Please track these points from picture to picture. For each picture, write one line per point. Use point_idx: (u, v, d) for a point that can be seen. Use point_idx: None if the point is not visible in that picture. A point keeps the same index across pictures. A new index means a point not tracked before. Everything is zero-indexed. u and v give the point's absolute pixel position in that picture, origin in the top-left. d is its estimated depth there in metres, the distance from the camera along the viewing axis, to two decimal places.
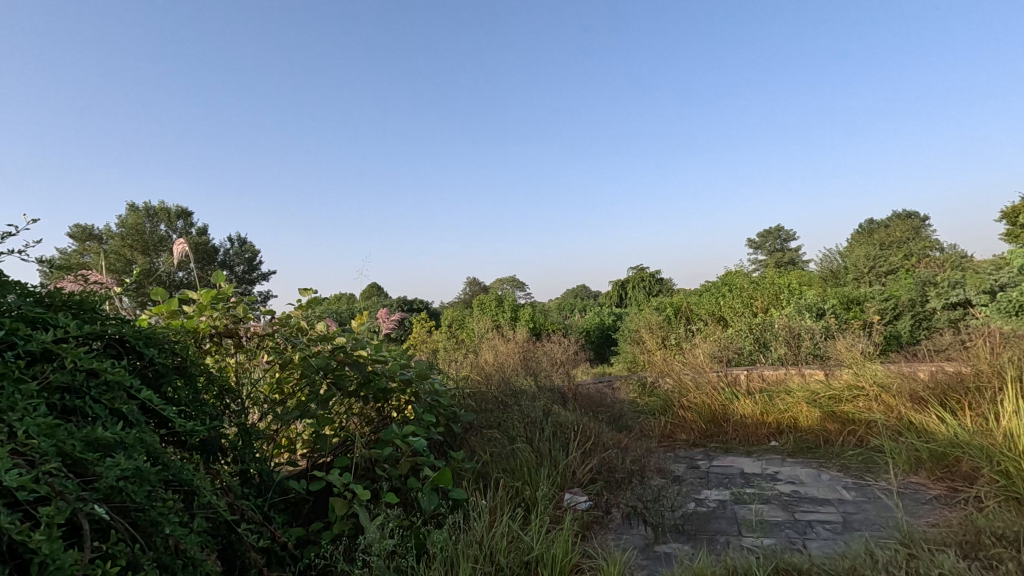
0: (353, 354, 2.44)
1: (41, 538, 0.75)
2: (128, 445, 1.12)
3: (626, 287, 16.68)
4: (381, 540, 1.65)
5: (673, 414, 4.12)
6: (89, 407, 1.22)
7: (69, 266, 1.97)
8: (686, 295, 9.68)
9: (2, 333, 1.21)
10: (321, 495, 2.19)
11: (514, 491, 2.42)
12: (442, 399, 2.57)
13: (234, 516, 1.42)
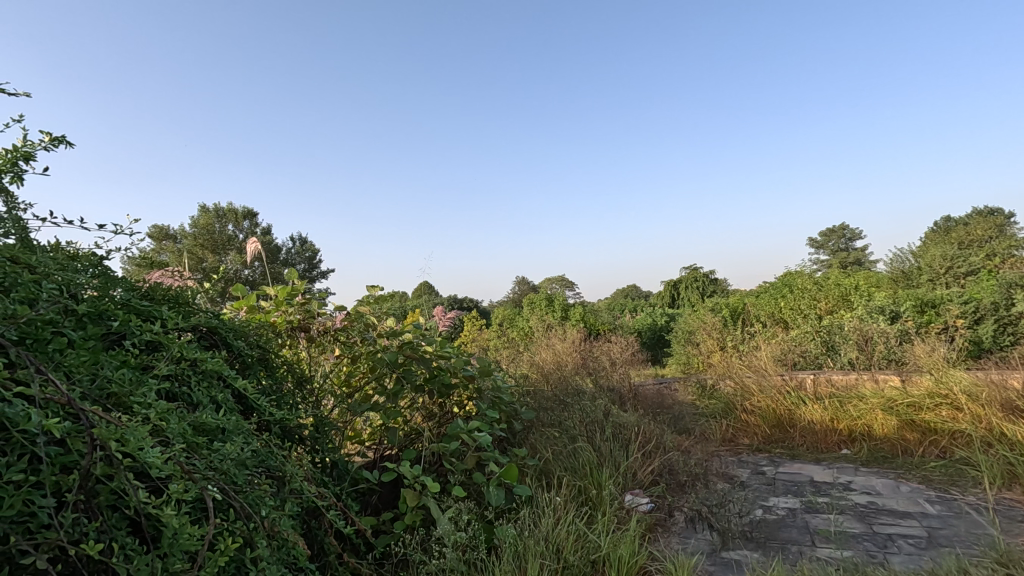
0: (420, 349, 2.51)
1: (173, 513, 0.81)
2: (231, 431, 1.20)
3: (678, 287, 16.33)
4: (454, 533, 1.69)
5: (734, 417, 3.99)
6: (196, 394, 1.31)
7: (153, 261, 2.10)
8: (744, 296, 9.37)
9: (118, 324, 1.31)
10: (389, 487, 2.25)
11: (577, 490, 2.41)
12: (505, 397, 2.60)
13: (320, 501, 1.48)
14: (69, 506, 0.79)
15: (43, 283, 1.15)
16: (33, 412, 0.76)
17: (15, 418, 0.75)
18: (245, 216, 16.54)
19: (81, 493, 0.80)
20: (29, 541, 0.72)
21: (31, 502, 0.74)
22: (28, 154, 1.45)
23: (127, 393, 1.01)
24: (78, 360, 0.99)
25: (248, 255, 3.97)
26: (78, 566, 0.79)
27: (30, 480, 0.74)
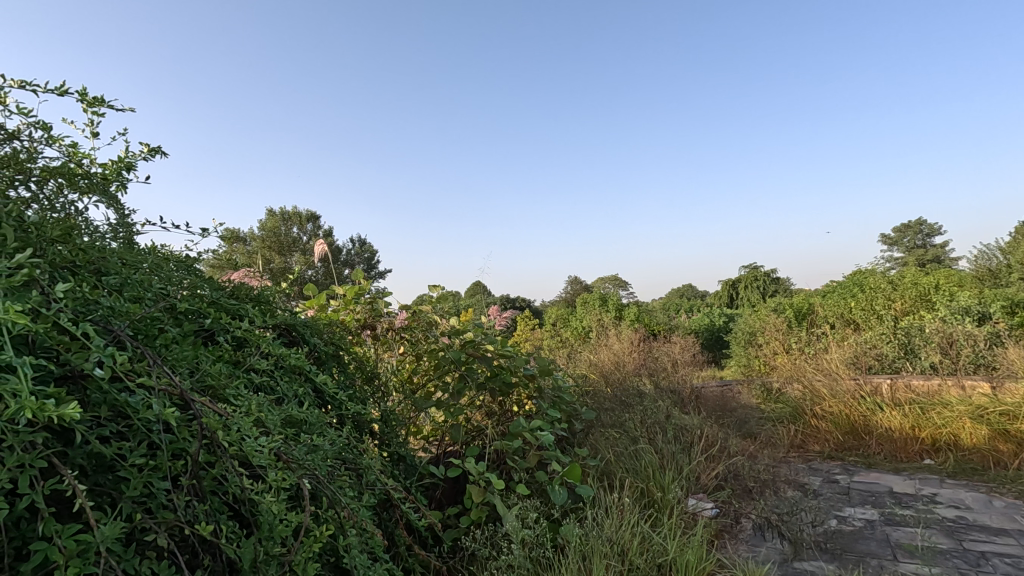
0: (481, 348, 2.56)
1: (273, 500, 0.87)
2: (315, 424, 1.25)
3: (737, 287, 15.79)
4: (520, 530, 1.70)
5: (804, 422, 3.82)
6: (280, 387, 1.38)
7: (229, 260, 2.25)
8: (809, 296, 8.95)
9: (211, 322, 1.40)
10: (455, 482, 2.29)
11: (640, 492, 2.38)
12: (565, 397, 2.61)
13: (393, 493, 1.52)
14: (182, 489, 0.84)
15: (149, 284, 1.24)
16: (153, 401, 0.82)
17: (137, 406, 0.80)
18: (309, 219, 17.27)
19: (192, 477, 0.85)
20: (150, 521, 0.77)
21: (152, 484, 0.80)
22: (130, 164, 1.58)
23: (224, 386, 1.07)
24: (181, 354, 1.05)
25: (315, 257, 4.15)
26: (189, 545, 0.86)
27: (151, 465, 0.80)
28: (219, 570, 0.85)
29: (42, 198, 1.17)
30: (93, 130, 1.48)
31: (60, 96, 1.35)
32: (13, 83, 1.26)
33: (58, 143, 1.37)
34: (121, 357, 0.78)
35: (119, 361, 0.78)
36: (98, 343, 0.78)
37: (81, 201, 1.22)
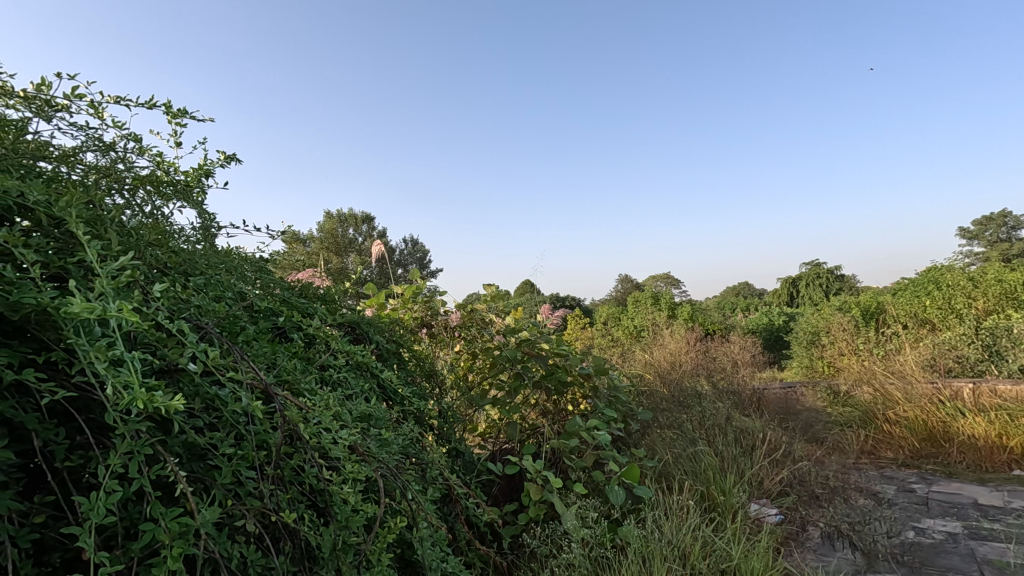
0: (537, 346, 2.56)
1: (349, 490, 0.91)
2: (383, 418, 1.30)
3: (798, 285, 15.12)
4: (580, 529, 1.69)
5: (875, 427, 3.62)
6: (349, 382, 1.43)
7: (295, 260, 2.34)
8: (878, 294, 8.46)
9: (284, 320, 1.46)
10: (511, 479, 2.30)
11: (701, 495, 2.32)
12: (621, 396, 2.57)
13: (456, 488, 1.55)
14: (266, 477, 0.89)
15: (229, 284, 1.31)
16: (240, 394, 0.87)
17: (226, 398, 0.85)
18: (364, 220, 17.80)
19: (275, 467, 0.90)
20: (239, 506, 0.82)
21: (240, 472, 0.85)
22: (209, 171, 1.67)
23: (301, 380, 1.12)
24: (261, 350, 1.10)
25: (372, 257, 4.27)
26: (272, 531, 0.90)
27: (239, 454, 0.84)
28: (299, 555, 0.89)
29: (136, 204, 1.26)
30: (177, 140, 1.58)
31: (149, 109, 1.44)
32: (109, 98, 1.36)
33: (147, 153, 1.47)
34: (213, 352, 0.83)
35: (210, 356, 0.83)
36: (192, 339, 0.83)
37: (170, 207, 1.30)
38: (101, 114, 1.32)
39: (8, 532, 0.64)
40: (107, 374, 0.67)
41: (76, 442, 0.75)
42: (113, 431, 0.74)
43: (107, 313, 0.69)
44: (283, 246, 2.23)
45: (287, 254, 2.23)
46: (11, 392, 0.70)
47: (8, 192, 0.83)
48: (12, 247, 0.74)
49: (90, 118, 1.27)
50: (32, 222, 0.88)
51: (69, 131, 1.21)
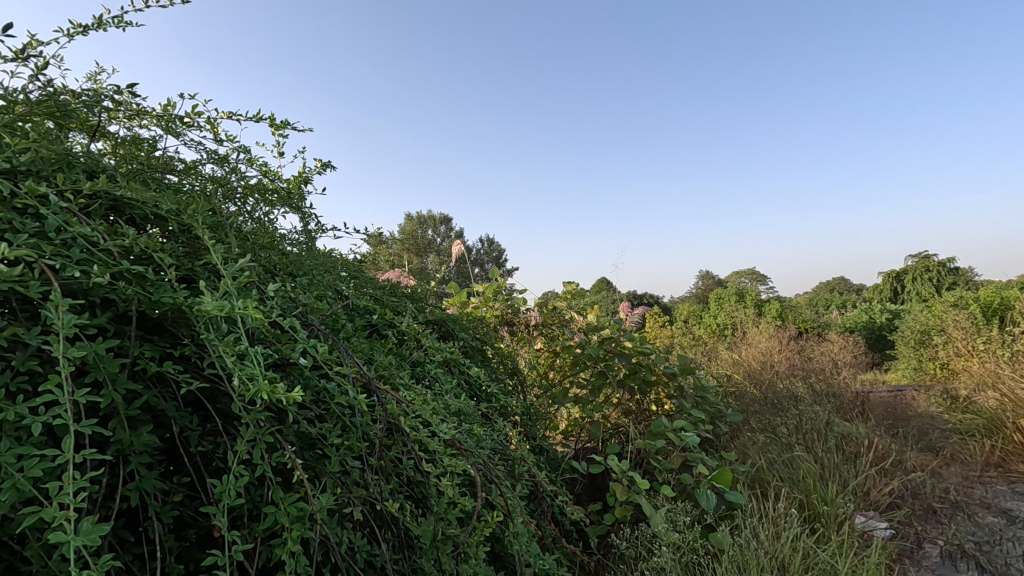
0: (619, 344, 2.51)
1: (446, 483, 0.93)
2: (473, 414, 1.32)
3: (902, 280, 13.86)
4: (669, 533, 1.64)
5: (1003, 437, 3.24)
6: (438, 378, 1.46)
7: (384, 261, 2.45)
8: (1001, 288, 7.57)
9: (378, 318, 1.53)
10: (595, 479, 2.27)
11: (799, 503, 2.18)
12: (710, 397, 2.47)
13: (543, 486, 1.55)
14: (370, 467, 0.93)
15: (328, 284, 1.38)
16: (346, 388, 0.91)
17: (334, 392, 0.90)
18: (441, 221, 18.31)
19: (378, 457, 0.94)
20: (346, 494, 0.86)
21: (347, 462, 0.89)
22: (308, 178, 1.78)
23: (397, 376, 1.17)
24: (360, 346, 1.16)
25: (452, 257, 4.37)
26: (376, 519, 0.94)
27: (346, 445, 0.89)
28: (401, 543, 0.93)
29: (247, 210, 1.36)
30: (279, 150, 1.69)
31: (256, 122, 1.55)
32: (222, 114, 1.48)
33: (255, 163, 1.58)
34: (321, 347, 0.88)
35: (319, 351, 0.88)
36: (302, 336, 0.89)
37: (277, 212, 1.40)
38: (216, 129, 1.43)
39: (154, 509, 0.71)
40: (234, 367, 0.72)
41: (207, 429, 0.82)
42: (238, 419, 0.80)
43: (233, 311, 0.75)
44: (371, 247, 2.33)
45: (376, 255, 2.34)
46: (154, 382, 0.77)
47: (146, 203, 0.92)
48: (152, 252, 0.82)
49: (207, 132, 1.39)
50: (164, 229, 0.97)
51: (191, 145, 1.32)
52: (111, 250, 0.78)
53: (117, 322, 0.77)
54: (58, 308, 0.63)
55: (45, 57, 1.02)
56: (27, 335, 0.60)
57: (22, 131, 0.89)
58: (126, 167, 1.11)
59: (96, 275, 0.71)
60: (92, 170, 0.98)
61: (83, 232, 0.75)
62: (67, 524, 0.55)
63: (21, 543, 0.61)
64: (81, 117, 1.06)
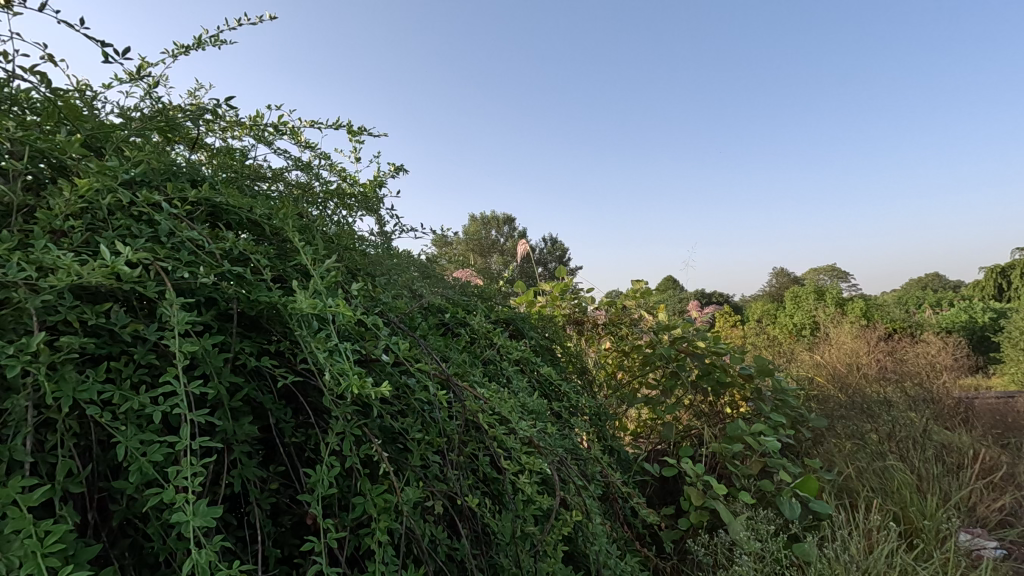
0: (692, 344, 2.43)
1: (523, 480, 0.93)
2: (546, 412, 1.32)
3: (1009, 276, 12.58)
4: (750, 542, 1.57)
5: None
6: (510, 376, 1.47)
7: (453, 261, 2.50)
8: None
9: (451, 316, 1.56)
10: (668, 482, 2.21)
11: (893, 516, 2.02)
12: (791, 400, 2.34)
13: (616, 487, 1.53)
14: (450, 462, 0.95)
15: (404, 284, 1.42)
16: (427, 384, 0.93)
17: (415, 387, 0.92)
18: (504, 221, 18.48)
19: (457, 453, 0.96)
20: (428, 487, 0.89)
21: (428, 456, 0.91)
22: (382, 181, 1.84)
23: (472, 373, 1.18)
24: (436, 344, 1.18)
25: (518, 257, 4.39)
26: (455, 513, 0.96)
27: (427, 439, 0.91)
28: (479, 538, 0.94)
29: (329, 213, 1.42)
30: (356, 155, 1.76)
31: (335, 130, 1.63)
32: (305, 122, 1.55)
33: (335, 169, 1.66)
34: (402, 344, 0.91)
35: (401, 348, 0.91)
36: (385, 333, 0.92)
37: (355, 214, 1.45)
38: (299, 137, 1.51)
39: (255, 495, 0.76)
40: (326, 362, 0.76)
41: (299, 421, 0.86)
42: (328, 413, 0.84)
43: (324, 309, 0.79)
44: (441, 247, 2.37)
45: (446, 255, 2.38)
46: (252, 377, 0.82)
47: (243, 208, 0.98)
48: (249, 254, 0.88)
49: (292, 140, 1.46)
50: (258, 233, 1.03)
51: (277, 153, 1.40)
52: (214, 253, 0.84)
53: (220, 320, 0.83)
54: (172, 306, 0.68)
55: (153, 75, 1.11)
56: (147, 330, 0.66)
57: (136, 144, 0.97)
58: (222, 175, 1.18)
59: (202, 276, 0.76)
60: (194, 179, 1.06)
61: (190, 236, 0.81)
62: (184, 505, 0.60)
63: (143, 522, 0.66)
64: (184, 129, 1.14)
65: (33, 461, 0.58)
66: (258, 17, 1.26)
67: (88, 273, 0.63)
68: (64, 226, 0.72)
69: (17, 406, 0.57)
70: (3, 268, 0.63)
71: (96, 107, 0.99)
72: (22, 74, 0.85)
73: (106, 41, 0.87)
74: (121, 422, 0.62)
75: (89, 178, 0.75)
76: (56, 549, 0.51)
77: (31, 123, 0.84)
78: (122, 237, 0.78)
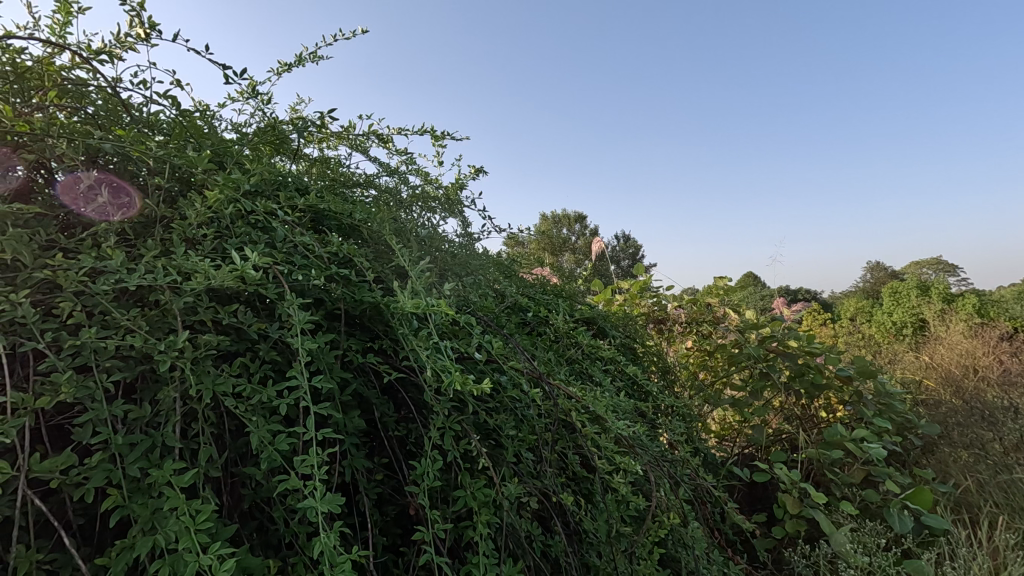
0: (783, 343, 2.30)
1: (617, 480, 0.92)
2: (634, 412, 1.30)
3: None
4: (856, 556, 1.46)
5: None
6: (594, 375, 1.46)
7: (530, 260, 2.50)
8: None
9: (534, 315, 1.56)
10: (759, 489, 2.10)
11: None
12: (897, 404, 2.16)
13: (706, 491, 1.48)
14: (542, 460, 0.96)
15: (489, 284, 1.45)
16: (519, 382, 0.95)
17: (508, 385, 0.94)
18: (576, 219, 18.40)
19: (549, 450, 0.96)
20: (524, 484, 0.90)
21: (522, 453, 0.93)
22: (463, 184, 1.88)
23: (559, 372, 1.18)
24: (524, 342, 1.20)
25: (592, 254, 4.34)
26: (548, 511, 0.96)
27: (521, 436, 0.92)
28: (573, 536, 0.94)
29: (416, 216, 1.47)
30: (439, 159, 1.81)
31: (420, 136, 1.68)
32: (392, 130, 1.62)
33: (420, 174, 1.71)
34: (495, 342, 0.93)
35: (494, 346, 0.93)
36: (478, 332, 0.94)
37: (440, 216, 1.49)
38: (387, 144, 1.57)
39: (365, 484, 0.80)
40: (428, 359, 0.79)
41: (401, 416, 0.90)
42: (427, 408, 0.87)
43: (425, 309, 0.82)
44: (519, 247, 2.39)
45: (524, 255, 2.40)
46: (358, 373, 0.87)
47: (343, 214, 1.04)
48: (352, 257, 0.93)
49: (380, 147, 1.53)
50: (356, 237, 1.08)
51: (368, 160, 1.47)
52: (322, 256, 0.90)
53: (328, 319, 0.88)
54: (291, 306, 0.73)
55: (262, 93, 1.20)
56: (271, 329, 0.71)
57: (249, 157, 1.05)
58: (321, 183, 1.26)
59: (314, 278, 0.81)
60: (299, 188, 1.13)
61: (302, 241, 0.87)
62: (308, 491, 0.64)
63: (269, 506, 0.72)
64: (287, 142, 1.22)
65: (181, 447, 0.64)
66: (352, 33, 1.33)
67: (222, 276, 0.69)
68: (196, 235, 0.80)
69: (168, 396, 0.63)
70: (150, 274, 0.71)
71: (215, 125, 1.08)
72: (157, 98, 0.95)
73: (227, 65, 0.95)
74: (252, 414, 0.67)
75: (216, 190, 0.83)
76: (205, 526, 0.57)
77: (164, 142, 0.94)
78: (243, 243, 0.85)
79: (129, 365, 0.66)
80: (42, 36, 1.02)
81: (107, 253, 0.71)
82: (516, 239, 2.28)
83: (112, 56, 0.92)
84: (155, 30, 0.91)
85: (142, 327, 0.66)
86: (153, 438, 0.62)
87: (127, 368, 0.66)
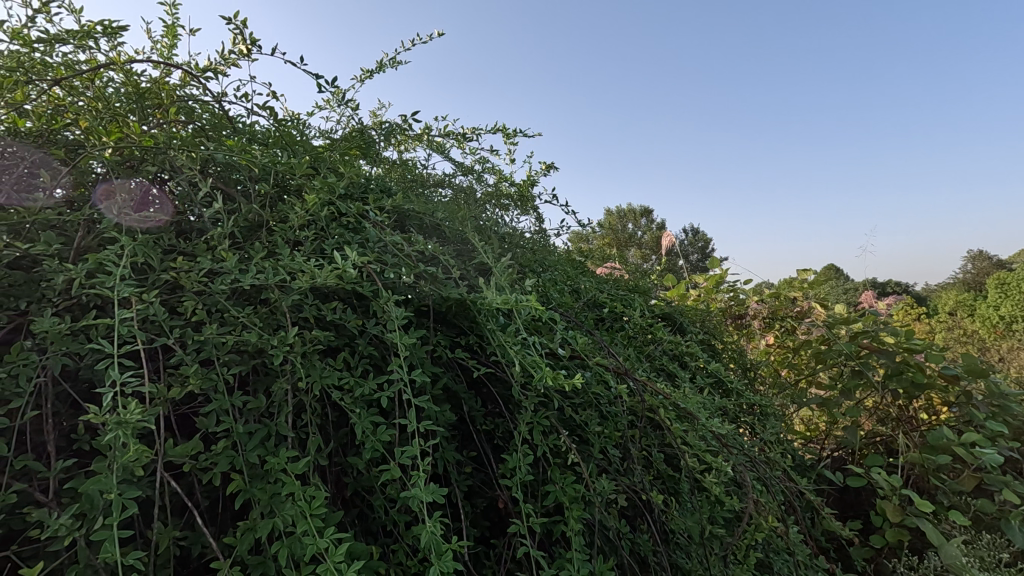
0: (878, 339, 2.12)
1: (707, 480, 0.89)
2: (720, 411, 1.25)
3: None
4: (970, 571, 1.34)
5: None
6: (674, 372, 1.41)
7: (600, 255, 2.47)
8: None
9: (611, 311, 1.54)
10: (853, 495, 1.96)
11: None
12: (1013, 405, 1.95)
13: (797, 495, 1.40)
14: (629, 457, 0.94)
15: (565, 280, 1.44)
16: (605, 378, 0.94)
17: (593, 381, 0.93)
18: (642, 213, 18.00)
19: (635, 448, 0.95)
20: (611, 480, 0.89)
21: (608, 449, 0.92)
22: (534, 181, 1.88)
23: (641, 369, 1.16)
24: (604, 339, 1.18)
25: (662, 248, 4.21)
26: (636, 509, 0.95)
27: (607, 432, 0.91)
28: (662, 536, 0.92)
29: (491, 213, 1.49)
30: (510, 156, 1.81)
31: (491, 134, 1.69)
32: (465, 129, 1.64)
33: (492, 172, 1.73)
34: (579, 338, 0.92)
35: (578, 342, 0.92)
36: (562, 328, 0.94)
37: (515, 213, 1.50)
38: (461, 143, 1.59)
39: (457, 476, 0.82)
40: (517, 355, 0.80)
41: (488, 411, 0.91)
42: (515, 403, 0.88)
43: (512, 304, 0.82)
44: (590, 242, 2.36)
45: (595, 250, 2.36)
46: (447, 368, 0.89)
47: (426, 214, 1.06)
48: (438, 254, 0.95)
49: (454, 147, 1.55)
50: (438, 235, 1.10)
51: (444, 160, 1.49)
52: (410, 254, 0.92)
53: (417, 316, 0.91)
54: (387, 303, 0.76)
55: (346, 100, 1.25)
56: (369, 326, 0.74)
57: (338, 162, 1.10)
58: (401, 184, 1.30)
59: (405, 276, 0.84)
60: (382, 189, 1.17)
61: (392, 240, 0.90)
62: (410, 481, 0.66)
63: (370, 494, 0.75)
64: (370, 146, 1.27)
65: (293, 436, 0.68)
66: (427, 36, 1.36)
67: (324, 275, 0.72)
68: (297, 236, 0.84)
69: (281, 388, 0.67)
70: (260, 274, 0.75)
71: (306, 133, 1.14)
72: (257, 110, 1.01)
73: (318, 75, 0.99)
74: (355, 406, 0.70)
75: (313, 194, 0.87)
76: (320, 512, 0.60)
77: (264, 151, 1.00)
78: (338, 243, 0.89)
79: (245, 359, 0.71)
80: (156, 58, 1.11)
81: (222, 255, 0.77)
82: (584, 234, 2.26)
83: (217, 73, 1.00)
84: (254, 45, 0.97)
85: (256, 324, 0.70)
86: (269, 428, 0.66)
87: (243, 362, 0.70)
